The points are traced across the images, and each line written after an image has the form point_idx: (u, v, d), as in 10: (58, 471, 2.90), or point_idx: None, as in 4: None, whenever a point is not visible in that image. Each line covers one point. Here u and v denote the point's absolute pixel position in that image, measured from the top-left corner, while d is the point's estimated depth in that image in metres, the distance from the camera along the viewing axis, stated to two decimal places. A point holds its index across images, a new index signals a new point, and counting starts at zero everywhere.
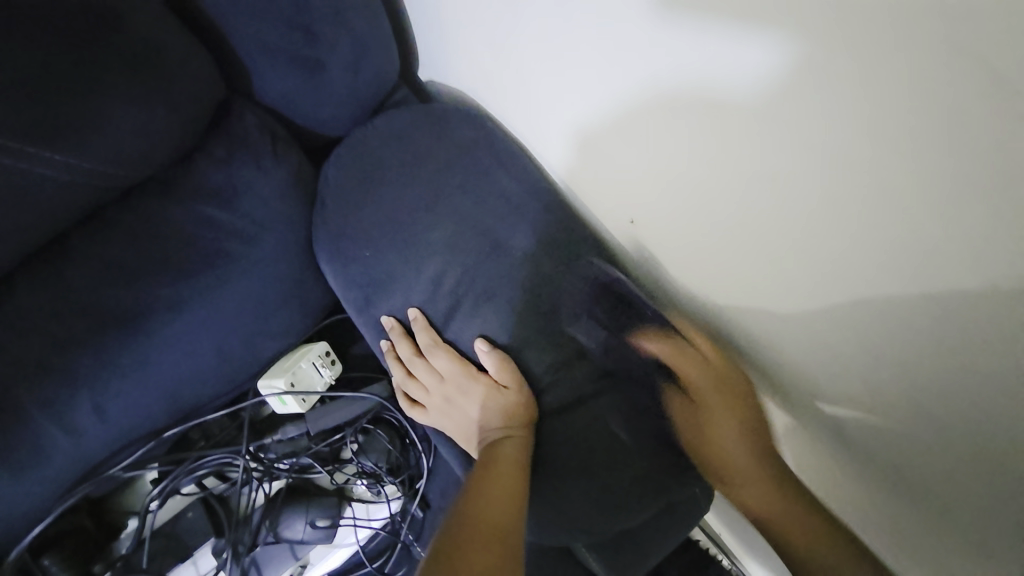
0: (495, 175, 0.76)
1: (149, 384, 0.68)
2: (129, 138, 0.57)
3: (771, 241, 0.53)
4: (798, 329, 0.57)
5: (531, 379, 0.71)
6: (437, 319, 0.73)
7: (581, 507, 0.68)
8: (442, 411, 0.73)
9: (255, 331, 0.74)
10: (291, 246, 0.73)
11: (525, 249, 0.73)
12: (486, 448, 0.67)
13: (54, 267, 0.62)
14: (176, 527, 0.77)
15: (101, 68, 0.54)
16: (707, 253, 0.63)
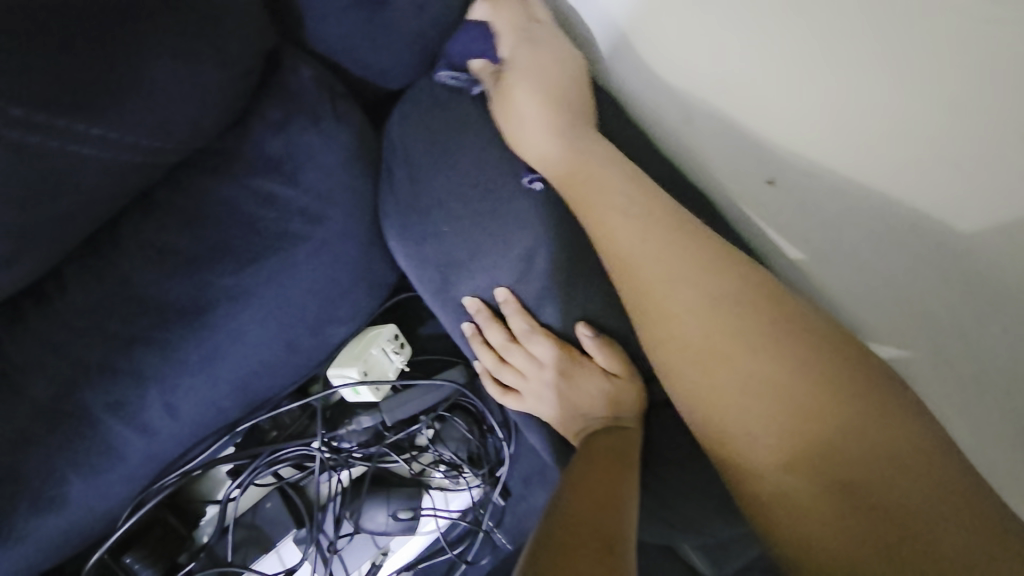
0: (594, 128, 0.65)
1: (217, 380, 0.62)
2: (177, 104, 0.48)
3: (925, 171, 0.47)
4: (933, 297, 0.50)
5: (640, 368, 0.64)
6: (529, 303, 0.64)
7: (700, 510, 0.63)
8: (540, 397, 0.66)
9: (323, 318, 0.67)
10: (358, 222, 0.64)
11: None
12: (588, 438, 0.60)
13: (103, 258, 0.54)
14: (256, 517, 0.75)
15: (141, 23, 0.45)
16: (829, 213, 0.55)
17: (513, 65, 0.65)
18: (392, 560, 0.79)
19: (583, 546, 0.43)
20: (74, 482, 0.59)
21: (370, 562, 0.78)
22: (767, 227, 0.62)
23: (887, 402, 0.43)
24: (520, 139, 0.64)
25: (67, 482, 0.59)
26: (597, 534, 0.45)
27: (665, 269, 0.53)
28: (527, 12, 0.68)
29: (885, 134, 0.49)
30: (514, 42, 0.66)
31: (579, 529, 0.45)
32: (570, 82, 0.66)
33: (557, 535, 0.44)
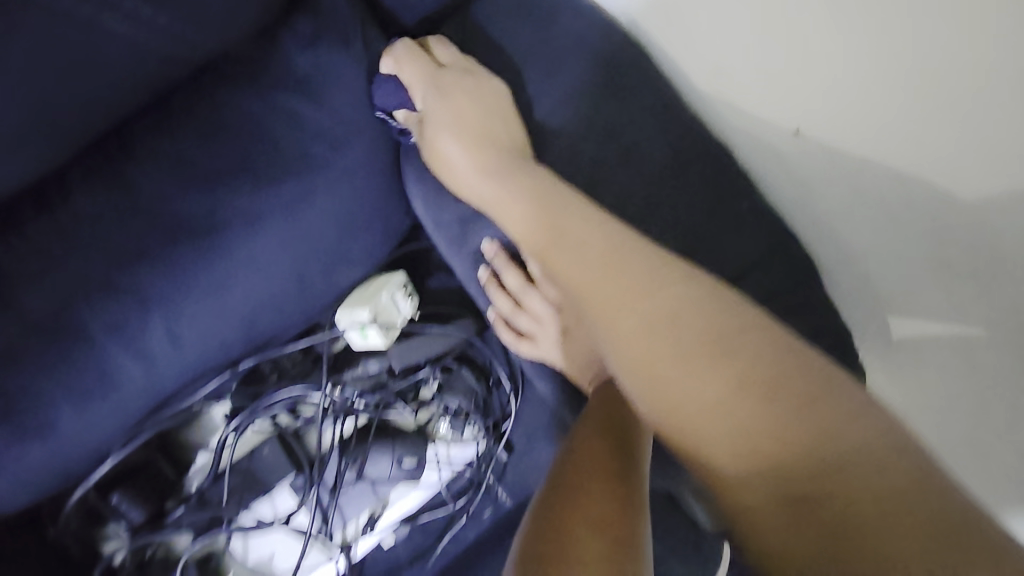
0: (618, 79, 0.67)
1: (224, 310, 0.59)
2: None
3: (933, 141, 0.51)
4: (941, 242, 0.55)
5: None
6: None
7: None
8: (556, 342, 0.67)
9: (336, 255, 0.65)
10: (380, 155, 0.62)
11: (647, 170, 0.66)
12: (605, 387, 0.62)
13: (114, 166, 0.52)
14: (252, 463, 0.72)
15: None
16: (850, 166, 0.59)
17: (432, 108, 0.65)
18: (391, 514, 0.77)
19: (580, 531, 0.44)
20: (61, 411, 0.55)
21: (369, 513, 0.76)
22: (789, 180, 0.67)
23: (788, 415, 0.41)
24: (453, 174, 0.65)
25: (54, 407, 0.55)
26: (603, 515, 0.46)
27: (604, 272, 0.52)
28: (432, 56, 0.66)
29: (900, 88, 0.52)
30: (425, 88, 0.64)
31: (574, 495, 0.48)
32: (497, 110, 0.65)
33: (552, 514, 0.46)
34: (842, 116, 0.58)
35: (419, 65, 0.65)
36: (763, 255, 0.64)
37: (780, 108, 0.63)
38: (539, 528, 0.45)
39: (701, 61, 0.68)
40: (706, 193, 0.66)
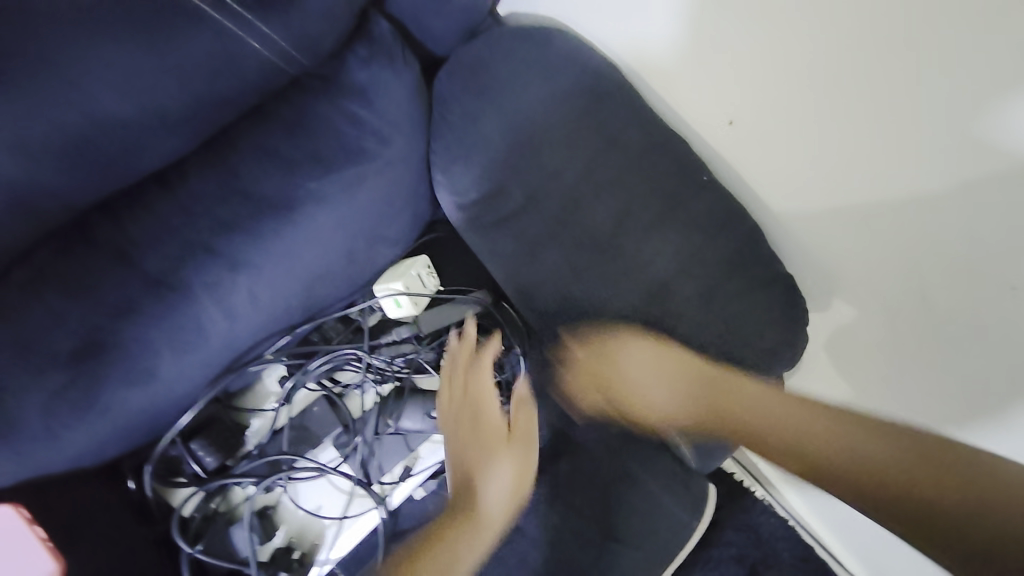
0: (608, 84, 0.81)
1: (292, 275, 0.74)
2: (309, 20, 0.62)
3: (870, 192, 0.64)
4: (860, 228, 0.67)
5: (640, 275, 0.78)
6: (541, 221, 0.82)
7: (676, 389, 0.79)
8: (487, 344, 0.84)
9: (376, 233, 0.81)
10: (413, 152, 0.79)
11: (636, 155, 0.79)
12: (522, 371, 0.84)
13: (218, 157, 0.67)
14: (304, 420, 0.84)
15: None
16: (774, 146, 0.72)
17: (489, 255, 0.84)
18: (423, 469, 0.87)
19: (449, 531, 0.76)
20: (163, 356, 0.68)
21: (403, 465, 0.87)
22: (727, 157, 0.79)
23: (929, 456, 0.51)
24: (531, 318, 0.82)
25: (157, 353, 0.67)
26: (459, 488, 0.80)
27: (698, 389, 0.68)
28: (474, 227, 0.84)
29: (807, 91, 0.65)
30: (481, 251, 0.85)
31: (455, 491, 0.78)
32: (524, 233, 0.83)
33: (449, 508, 0.78)
34: (764, 108, 0.71)
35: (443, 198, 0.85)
36: (722, 225, 0.77)
37: (713, 102, 0.76)
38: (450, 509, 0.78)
39: (649, 62, 0.80)
40: (666, 171, 0.78)
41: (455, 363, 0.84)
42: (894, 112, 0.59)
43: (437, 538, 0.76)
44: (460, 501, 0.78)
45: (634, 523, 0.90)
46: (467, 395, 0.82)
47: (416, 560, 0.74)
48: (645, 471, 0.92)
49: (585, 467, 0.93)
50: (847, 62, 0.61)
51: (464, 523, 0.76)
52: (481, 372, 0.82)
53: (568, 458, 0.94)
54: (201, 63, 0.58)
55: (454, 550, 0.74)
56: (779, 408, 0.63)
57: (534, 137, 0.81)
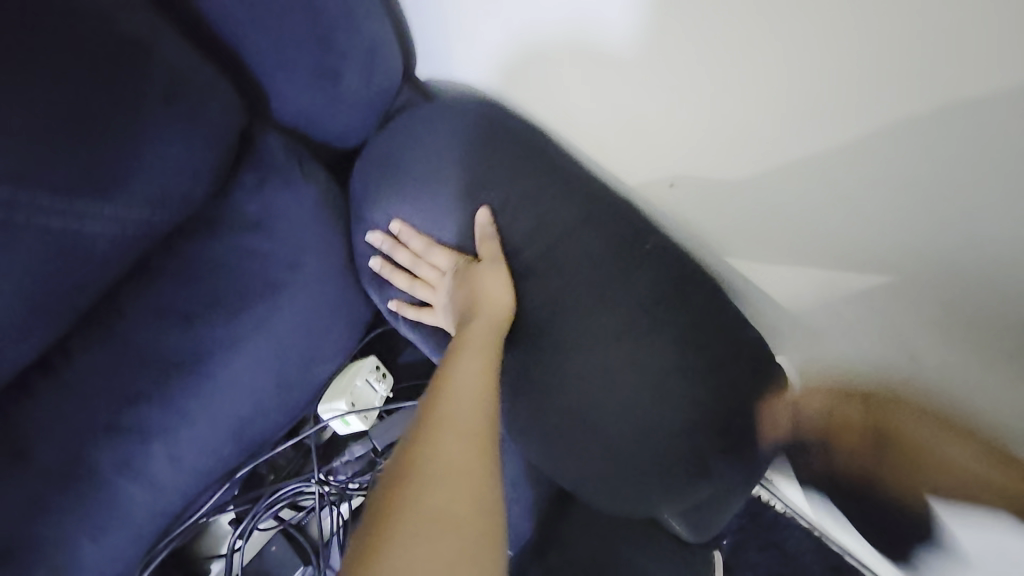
0: (537, 158, 0.74)
1: (217, 427, 0.67)
2: (172, 176, 0.57)
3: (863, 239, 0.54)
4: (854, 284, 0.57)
5: (603, 372, 0.70)
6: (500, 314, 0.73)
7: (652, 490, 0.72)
8: (441, 285, 0.73)
9: (307, 357, 0.73)
10: (331, 266, 0.72)
11: (575, 235, 0.72)
12: (466, 282, 0.70)
13: (105, 327, 0.62)
14: (263, 562, 0.77)
15: (143, 118, 0.54)
16: (736, 204, 0.64)
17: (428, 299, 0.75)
18: None
19: (448, 508, 0.50)
20: (82, 549, 0.61)
21: None
22: (694, 208, 0.68)
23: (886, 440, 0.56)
24: (483, 272, 0.71)
25: (76, 547, 0.61)
26: (409, 460, 0.54)
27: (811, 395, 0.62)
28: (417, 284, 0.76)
29: (762, 152, 0.57)
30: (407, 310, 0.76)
31: (426, 478, 0.52)
32: (465, 269, 0.71)
33: (396, 473, 0.53)
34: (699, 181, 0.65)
35: (398, 282, 0.75)
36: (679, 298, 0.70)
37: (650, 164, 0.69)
38: (401, 451, 0.55)
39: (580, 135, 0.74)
40: (618, 243, 0.71)
41: (484, 316, 0.68)
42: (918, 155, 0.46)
43: (434, 422, 0.56)
44: (452, 404, 0.57)
45: None
46: (472, 303, 0.69)
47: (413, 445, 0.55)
48: (642, 556, 0.83)
49: (576, 558, 0.85)
50: (779, 139, 0.55)
51: (480, 438, 0.56)
52: (479, 287, 0.70)
53: (555, 550, 0.87)
54: (55, 255, 0.51)
55: (467, 465, 0.53)
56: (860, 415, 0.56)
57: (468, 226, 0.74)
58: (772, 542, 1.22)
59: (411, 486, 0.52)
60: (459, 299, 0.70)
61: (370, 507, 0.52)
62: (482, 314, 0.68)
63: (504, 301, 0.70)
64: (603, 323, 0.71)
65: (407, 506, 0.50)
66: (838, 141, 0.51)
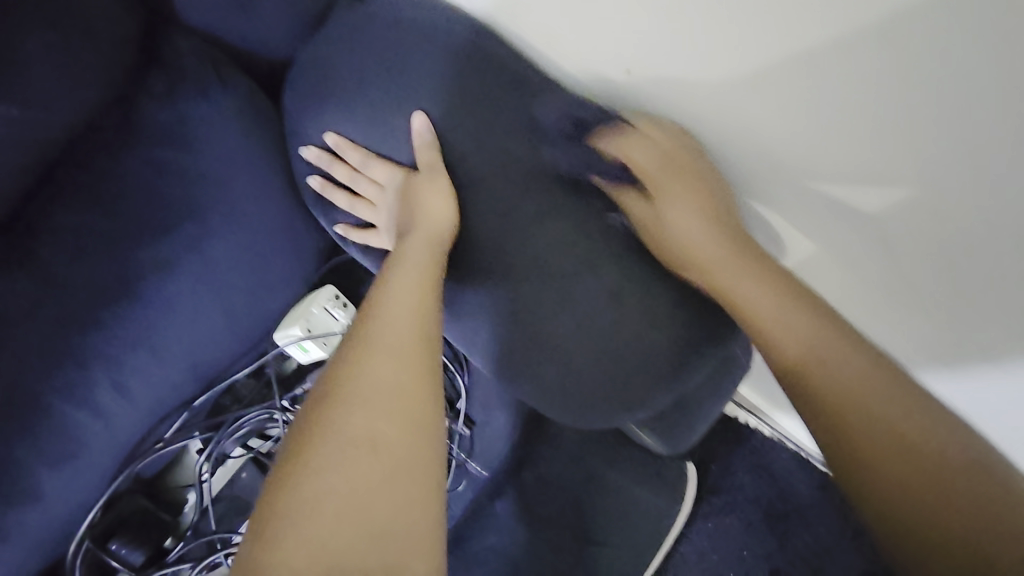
0: (486, 57, 0.68)
1: (163, 353, 0.66)
2: (53, 75, 0.54)
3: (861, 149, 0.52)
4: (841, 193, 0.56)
5: (565, 280, 0.68)
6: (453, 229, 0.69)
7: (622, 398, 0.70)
8: (382, 201, 0.69)
9: (254, 282, 0.70)
10: (268, 184, 0.68)
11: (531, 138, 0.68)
12: (406, 194, 0.67)
13: (24, 251, 0.59)
14: (234, 489, 0.79)
15: (12, 9, 0.50)
16: (711, 106, 0.60)
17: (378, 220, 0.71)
18: None
19: (365, 429, 0.51)
20: (38, 474, 0.61)
21: None
22: (659, 105, 0.64)
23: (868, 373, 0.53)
24: (423, 182, 0.66)
25: (34, 474, 0.61)
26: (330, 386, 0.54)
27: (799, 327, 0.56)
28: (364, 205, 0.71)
29: (764, 54, 0.52)
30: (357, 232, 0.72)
31: (345, 402, 0.52)
32: (405, 181, 0.67)
33: (320, 396, 0.53)
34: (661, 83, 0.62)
35: (340, 202, 0.71)
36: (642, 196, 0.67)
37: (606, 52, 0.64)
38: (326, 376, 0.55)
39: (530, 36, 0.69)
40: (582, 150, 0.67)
41: (422, 232, 0.64)
42: (954, 79, 0.44)
43: (362, 339, 0.56)
44: (380, 323, 0.57)
45: (610, 522, 0.84)
46: (409, 220, 0.65)
47: (338, 363, 0.55)
48: (613, 469, 0.84)
49: (549, 476, 0.86)
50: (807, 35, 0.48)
51: (408, 362, 0.55)
52: (417, 203, 0.66)
53: (528, 468, 0.87)
54: None
55: (386, 389, 0.53)
56: (751, 282, 0.59)
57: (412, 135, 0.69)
58: (761, 463, 1.22)
59: (329, 410, 0.52)
60: (401, 214, 0.67)
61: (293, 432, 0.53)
62: (421, 224, 0.65)
63: (444, 210, 0.66)
64: (559, 231, 0.68)
65: (325, 428, 0.51)
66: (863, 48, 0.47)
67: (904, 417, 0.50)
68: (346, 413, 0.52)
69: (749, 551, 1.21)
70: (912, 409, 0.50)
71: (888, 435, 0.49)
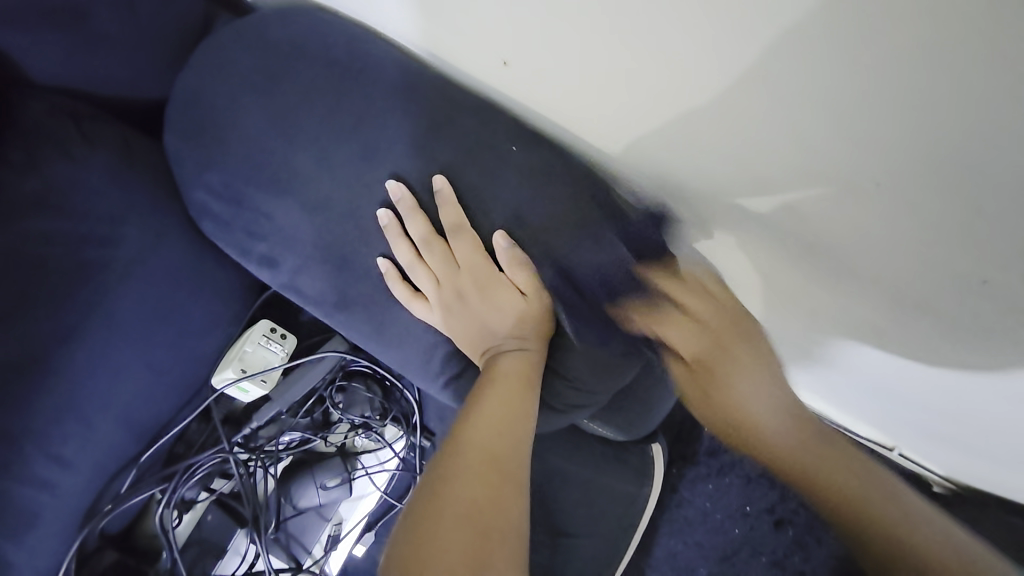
0: (366, 58, 0.62)
1: (94, 418, 0.65)
2: None
3: (792, 186, 0.50)
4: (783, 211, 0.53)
5: (495, 294, 0.63)
6: (364, 251, 0.64)
7: (574, 399, 0.67)
8: (288, 245, 0.65)
9: (175, 334, 0.70)
10: (167, 232, 0.66)
11: (429, 149, 0.61)
12: (405, 255, 0.63)
13: None
14: (203, 531, 0.79)
15: None
16: (620, 119, 0.55)
17: (285, 255, 0.66)
18: (350, 529, 0.84)
19: (462, 551, 0.47)
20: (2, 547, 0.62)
21: (328, 534, 0.83)
22: (550, 95, 0.58)
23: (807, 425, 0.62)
24: (403, 249, 0.63)
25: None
26: (452, 455, 0.53)
27: (788, 431, 0.62)
28: (260, 239, 0.66)
29: (660, 91, 0.49)
30: (265, 269, 0.68)
31: (464, 474, 0.52)
32: (338, 226, 0.63)
33: (434, 477, 0.52)
34: (533, 80, 0.57)
35: (398, 294, 0.64)
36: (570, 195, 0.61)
37: (473, 44, 0.58)
38: (443, 453, 0.54)
39: (401, 31, 0.63)
40: (480, 154, 0.61)
41: (513, 310, 0.63)
42: (907, 134, 0.39)
43: (453, 458, 0.53)
44: (477, 433, 0.54)
45: (577, 511, 0.85)
46: (482, 295, 0.63)
47: (450, 464, 0.53)
48: (572, 464, 0.83)
49: None
50: (768, 99, 0.44)
51: (514, 439, 0.55)
52: (498, 294, 0.63)
53: None
54: None
55: (480, 493, 0.51)
56: (745, 379, 0.63)
57: (332, 183, 0.62)
58: None
59: (449, 475, 0.52)
60: (409, 274, 0.64)
61: (413, 504, 0.51)
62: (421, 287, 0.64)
63: (447, 274, 0.63)
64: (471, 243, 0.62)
65: (428, 530, 0.48)
66: (777, 81, 0.42)
67: (885, 496, 0.57)
68: (439, 534, 0.48)
69: (751, 505, 1.13)
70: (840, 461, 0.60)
71: (856, 491, 0.58)
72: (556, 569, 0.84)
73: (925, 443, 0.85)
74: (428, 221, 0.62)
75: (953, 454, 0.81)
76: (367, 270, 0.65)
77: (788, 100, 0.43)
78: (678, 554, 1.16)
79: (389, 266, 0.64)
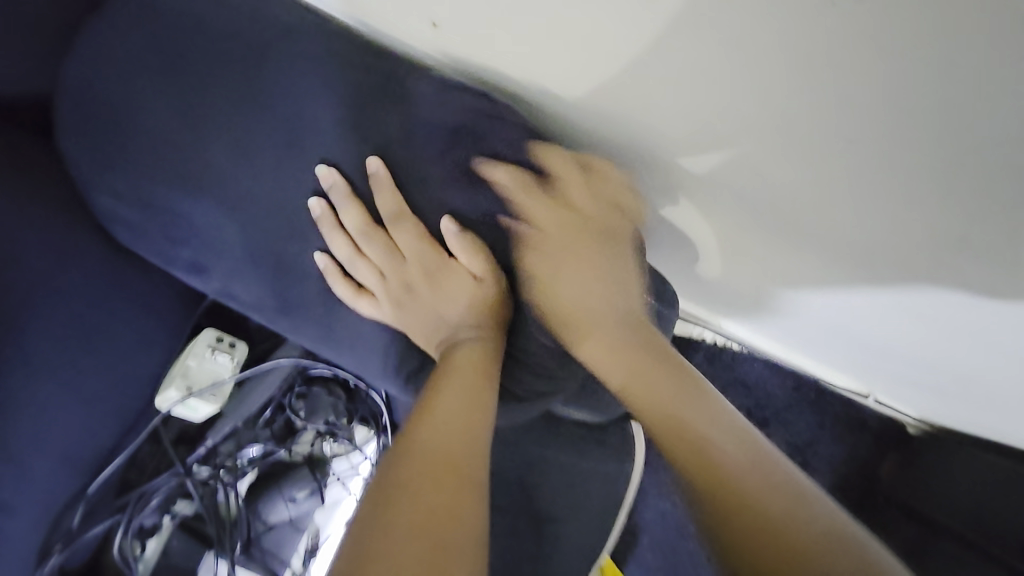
0: (273, 25, 0.54)
1: (24, 458, 0.59)
2: None
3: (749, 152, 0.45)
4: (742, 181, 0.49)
5: (447, 282, 0.57)
6: (299, 249, 0.58)
7: (543, 386, 0.63)
8: (214, 251, 0.59)
9: (105, 357, 0.64)
10: (74, 248, 0.59)
11: (358, 129, 0.55)
12: (343, 249, 0.57)
13: None
14: (171, 557, 0.75)
15: None
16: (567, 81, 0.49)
17: (213, 261, 0.59)
18: (328, 537, 0.79)
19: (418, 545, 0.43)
20: None
21: (306, 544, 0.78)
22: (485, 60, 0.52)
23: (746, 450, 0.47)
24: (339, 242, 0.57)
25: None
26: (406, 447, 0.49)
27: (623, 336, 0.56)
28: (183, 245, 0.59)
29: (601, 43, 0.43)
30: (194, 278, 0.61)
31: (417, 467, 0.47)
32: (266, 225, 0.57)
33: (388, 473, 0.48)
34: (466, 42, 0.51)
35: (341, 293, 0.59)
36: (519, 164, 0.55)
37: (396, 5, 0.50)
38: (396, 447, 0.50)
39: None
40: (416, 127, 0.54)
41: (467, 299, 0.57)
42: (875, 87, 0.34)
43: (411, 458, 0.48)
44: (432, 435, 0.49)
45: (562, 496, 0.83)
46: (430, 284, 0.58)
47: (403, 474, 0.47)
48: (551, 448, 0.81)
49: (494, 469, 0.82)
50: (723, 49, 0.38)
51: (471, 428, 0.51)
52: (451, 283, 0.57)
53: None
54: None
55: (433, 486, 0.46)
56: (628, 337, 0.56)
57: (255, 174, 0.56)
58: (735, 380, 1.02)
59: (401, 470, 0.48)
60: (349, 269, 0.58)
61: (366, 504, 0.47)
62: (364, 282, 0.58)
63: (392, 267, 0.58)
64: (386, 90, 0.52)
65: (379, 527, 0.44)
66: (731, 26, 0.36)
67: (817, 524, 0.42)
68: (395, 546, 0.43)
69: None
70: (789, 497, 0.44)
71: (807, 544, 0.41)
72: (545, 554, 0.82)
73: (903, 390, 0.84)
74: (366, 210, 0.56)
75: (931, 398, 0.81)
76: (305, 271, 0.59)
77: (734, 50, 0.37)
78: (667, 513, 1.16)
79: (326, 261, 0.58)
